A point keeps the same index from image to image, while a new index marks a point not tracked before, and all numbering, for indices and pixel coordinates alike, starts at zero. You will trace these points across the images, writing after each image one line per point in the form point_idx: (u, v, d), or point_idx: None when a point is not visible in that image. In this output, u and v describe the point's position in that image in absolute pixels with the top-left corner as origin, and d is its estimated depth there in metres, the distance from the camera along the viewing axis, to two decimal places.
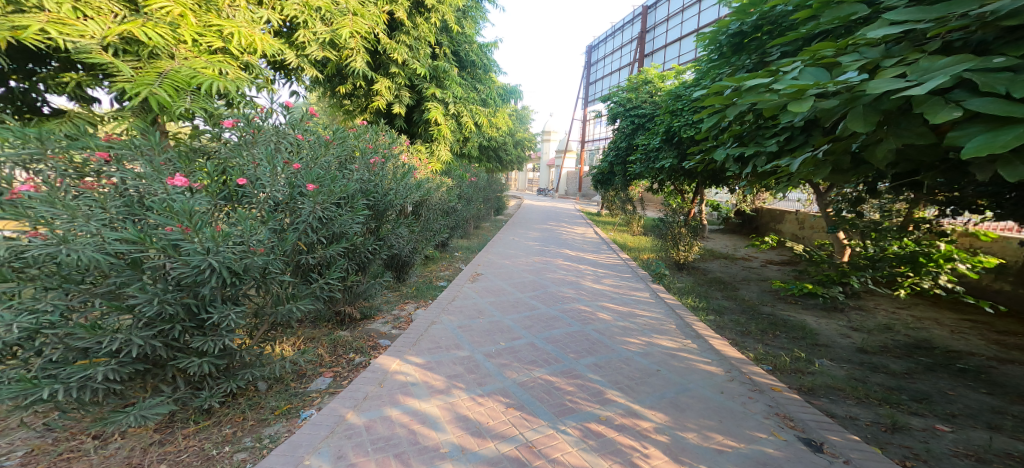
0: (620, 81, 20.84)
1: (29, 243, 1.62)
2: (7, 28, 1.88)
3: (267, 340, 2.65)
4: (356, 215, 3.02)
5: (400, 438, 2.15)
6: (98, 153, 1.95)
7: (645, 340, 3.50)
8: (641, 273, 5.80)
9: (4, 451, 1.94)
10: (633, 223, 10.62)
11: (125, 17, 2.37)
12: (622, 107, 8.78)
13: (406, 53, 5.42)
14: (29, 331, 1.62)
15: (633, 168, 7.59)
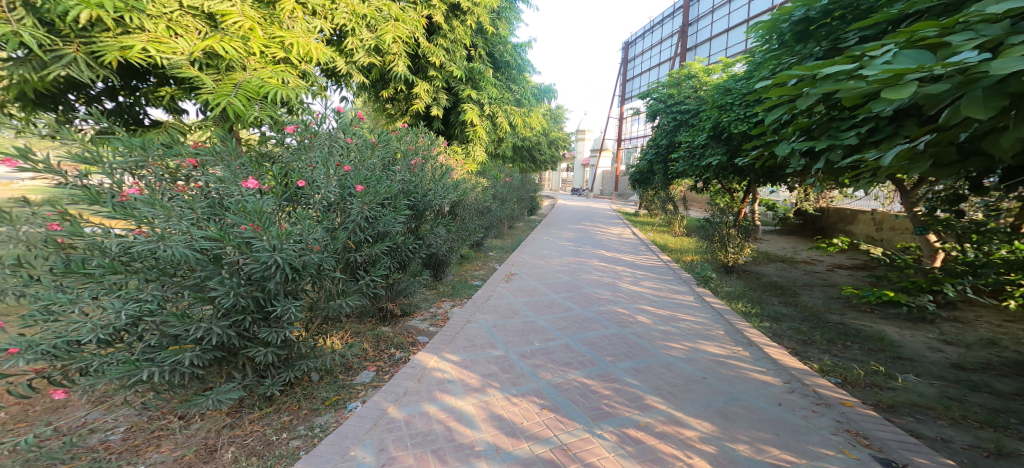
0: (659, 77, 20.22)
1: (135, 240, 1.83)
2: (117, 48, 2.14)
3: (320, 333, 2.79)
4: (399, 214, 3.11)
5: (437, 434, 2.20)
6: (188, 160, 2.16)
7: (689, 345, 3.39)
8: (684, 276, 5.60)
9: (110, 427, 2.23)
10: (674, 223, 10.29)
11: (206, 33, 2.62)
12: (663, 104, 8.51)
13: (444, 56, 5.52)
14: (132, 319, 1.81)
15: (675, 167, 7.34)
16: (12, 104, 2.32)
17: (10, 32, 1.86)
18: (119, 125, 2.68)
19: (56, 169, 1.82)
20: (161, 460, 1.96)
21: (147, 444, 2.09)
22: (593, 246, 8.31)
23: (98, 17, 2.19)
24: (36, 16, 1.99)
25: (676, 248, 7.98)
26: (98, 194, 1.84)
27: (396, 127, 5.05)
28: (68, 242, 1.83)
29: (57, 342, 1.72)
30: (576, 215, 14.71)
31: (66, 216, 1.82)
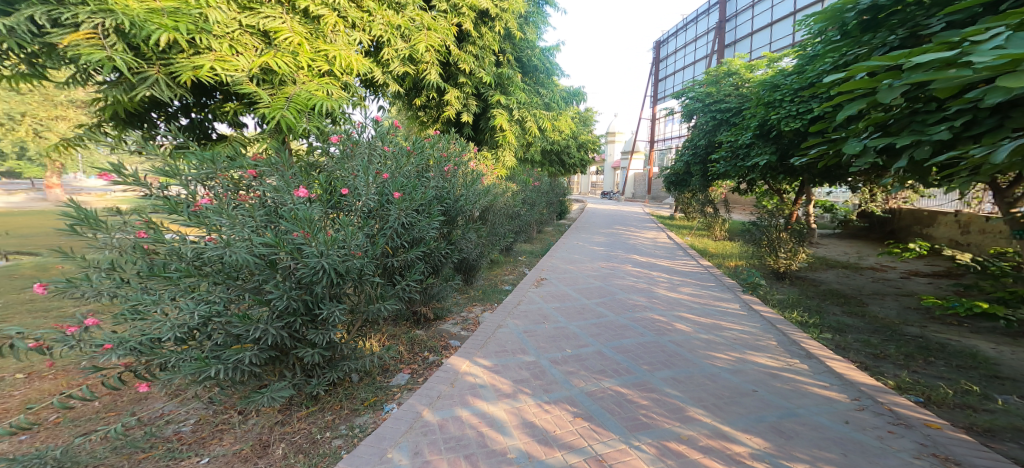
0: (695, 75, 19.64)
1: (206, 247, 1.97)
2: (190, 68, 2.35)
3: (360, 336, 2.84)
4: (432, 220, 3.13)
5: (470, 440, 2.19)
6: (248, 171, 2.30)
7: (736, 356, 3.23)
8: (727, 283, 5.36)
9: (181, 418, 2.39)
10: (713, 226, 9.87)
11: (262, 50, 2.80)
12: (701, 103, 8.23)
13: (474, 63, 5.57)
14: (203, 320, 1.91)
15: (715, 168, 7.07)
16: (107, 123, 2.73)
17: (104, 57, 2.07)
18: (191, 138, 3.03)
19: (141, 182, 2.02)
20: (220, 454, 2.07)
21: (211, 436, 2.22)
22: (626, 250, 8.12)
23: (174, 40, 2.40)
24: (123, 41, 2.21)
25: (715, 253, 7.65)
26: (176, 204, 2.03)
27: (429, 134, 5.14)
28: (152, 247, 2.03)
29: (141, 339, 1.85)
30: (606, 219, 14.41)
31: (148, 224, 2.05)
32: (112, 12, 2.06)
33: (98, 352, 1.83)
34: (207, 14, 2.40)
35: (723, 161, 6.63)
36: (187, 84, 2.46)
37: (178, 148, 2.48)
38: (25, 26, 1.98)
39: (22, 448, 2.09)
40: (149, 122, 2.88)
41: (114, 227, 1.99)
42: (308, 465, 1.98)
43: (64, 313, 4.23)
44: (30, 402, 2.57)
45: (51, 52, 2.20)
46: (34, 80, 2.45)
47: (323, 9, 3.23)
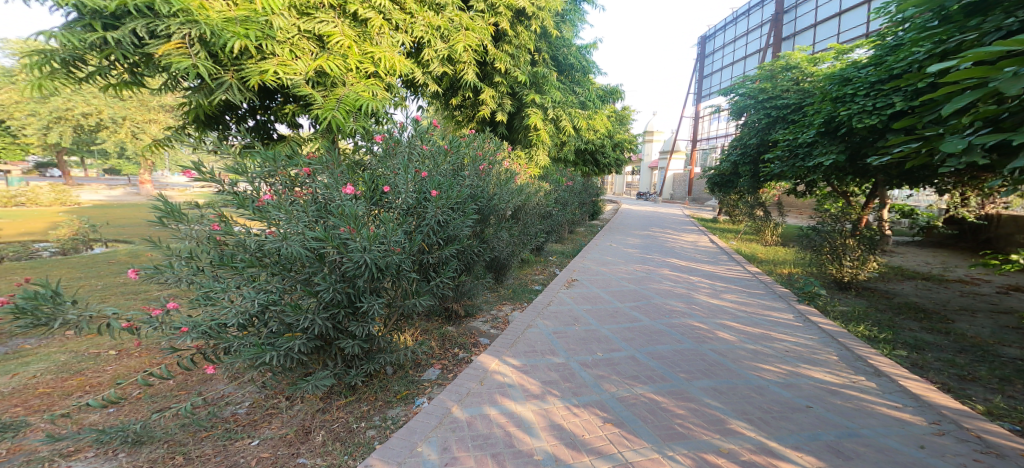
0: (747, 70, 18.71)
1: (267, 239, 2.07)
2: (257, 73, 2.55)
3: (395, 329, 2.87)
4: (467, 219, 3.05)
5: (497, 438, 2.15)
6: (303, 169, 2.41)
7: (788, 369, 3.03)
8: (778, 291, 5.05)
9: (238, 400, 2.53)
10: (764, 231, 9.35)
11: (316, 53, 2.95)
12: (754, 100, 7.82)
13: (510, 62, 5.54)
14: (260, 309, 1.99)
15: (767, 169, 6.68)
16: (190, 126, 3.02)
17: (190, 65, 2.30)
18: (255, 138, 3.28)
19: (216, 179, 2.21)
20: (268, 437, 2.16)
21: (262, 419, 2.33)
22: (662, 254, 7.85)
23: (245, 47, 2.61)
24: (204, 50, 2.43)
25: (763, 259, 7.25)
26: (243, 199, 2.20)
27: (465, 133, 5.16)
28: (223, 239, 2.18)
29: (212, 324, 1.97)
30: (643, 221, 14.03)
31: (221, 217, 2.21)
32: (196, 23, 2.28)
33: (176, 334, 1.99)
34: (271, 21, 2.58)
35: (777, 161, 6.25)
36: (254, 87, 2.65)
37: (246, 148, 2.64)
38: (129, 38, 2.22)
39: (109, 419, 2.30)
40: (224, 124, 3.20)
41: (191, 219, 2.23)
42: (343, 454, 2.03)
43: (146, 296, 4.67)
44: (120, 377, 2.85)
45: (149, 61, 2.48)
46: (133, 87, 2.76)
47: (370, 12, 3.32)
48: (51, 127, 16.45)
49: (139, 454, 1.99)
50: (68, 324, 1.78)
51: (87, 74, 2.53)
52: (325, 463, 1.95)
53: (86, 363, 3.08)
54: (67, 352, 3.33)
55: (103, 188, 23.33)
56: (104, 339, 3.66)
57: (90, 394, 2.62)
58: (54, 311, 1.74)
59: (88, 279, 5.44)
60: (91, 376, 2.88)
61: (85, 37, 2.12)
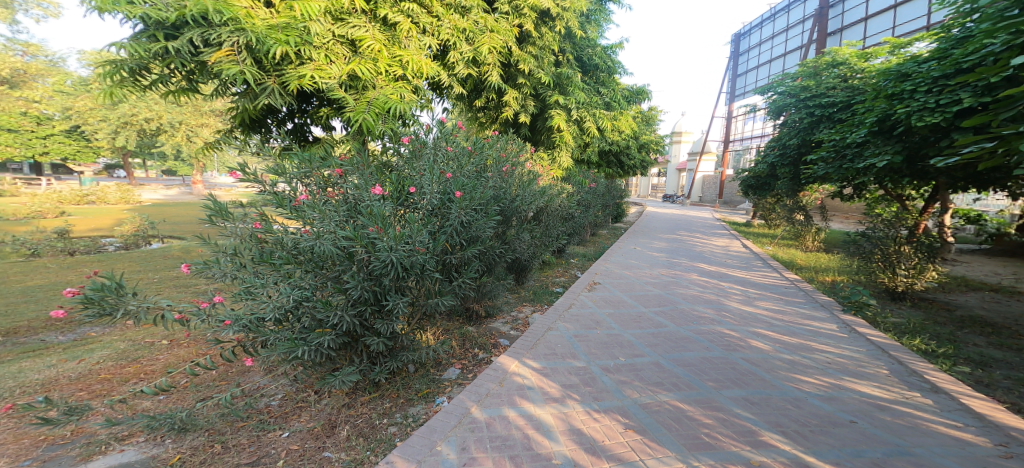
0: (788, 68, 17.99)
1: (303, 238, 2.15)
2: (296, 77, 2.67)
3: (418, 328, 2.89)
4: (489, 220, 3.01)
5: (515, 441, 2.13)
6: (336, 170, 2.50)
7: (830, 381, 2.88)
8: (819, 300, 4.81)
9: (271, 392, 2.61)
10: (803, 235, 8.94)
11: (348, 58, 3.05)
12: (795, 98, 7.54)
13: (534, 63, 5.51)
14: (294, 304, 2.05)
15: (810, 170, 6.40)
16: (236, 129, 3.21)
17: (238, 71, 2.45)
18: (292, 140, 3.43)
19: (257, 179, 2.34)
20: (298, 430, 2.22)
21: (292, 412, 2.40)
22: (690, 258, 7.64)
23: (286, 53, 2.75)
24: (251, 56, 2.57)
25: (802, 266, 6.95)
26: (281, 198, 2.33)
27: (489, 134, 5.19)
28: (263, 237, 2.30)
29: (252, 318, 2.04)
30: (670, 224, 13.71)
31: (262, 216, 2.32)
32: (242, 31, 2.39)
33: (221, 326, 2.07)
34: (308, 27, 2.67)
35: (822, 162, 6.05)
36: (292, 91, 2.77)
37: (284, 150, 2.83)
38: (187, 47, 2.39)
39: (159, 406, 2.44)
40: (266, 127, 3.36)
41: (237, 218, 2.34)
42: (366, 450, 2.05)
43: (194, 290, 4.95)
44: (170, 365, 3.03)
45: (203, 68, 2.65)
46: (189, 93, 2.98)
47: (399, 16, 3.38)
48: (118, 131, 18.46)
49: (183, 440, 2.10)
50: (130, 314, 1.90)
51: (151, 82, 2.76)
52: (349, 458, 1.98)
53: (142, 352, 3.29)
54: (126, 341, 3.60)
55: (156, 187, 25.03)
56: (157, 330, 3.91)
57: (145, 381, 2.79)
58: (117, 302, 1.86)
59: (147, 272, 5.85)
60: (146, 364, 3.08)
61: (150, 47, 2.31)
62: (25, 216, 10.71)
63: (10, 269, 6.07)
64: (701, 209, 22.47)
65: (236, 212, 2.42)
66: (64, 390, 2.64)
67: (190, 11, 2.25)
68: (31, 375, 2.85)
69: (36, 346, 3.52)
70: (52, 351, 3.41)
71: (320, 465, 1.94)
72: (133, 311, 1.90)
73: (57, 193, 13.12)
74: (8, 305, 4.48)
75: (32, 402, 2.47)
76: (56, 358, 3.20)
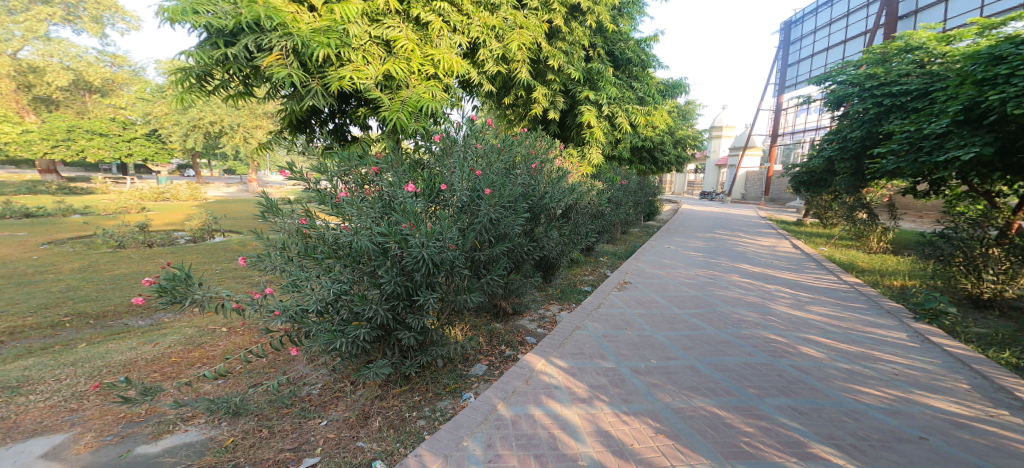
0: (850, 55, 16.70)
1: (342, 233, 2.25)
2: (336, 79, 2.82)
3: (447, 323, 2.92)
4: (518, 216, 2.99)
5: (542, 440, 2.12)
6: (372, 168, 2.63)
7: (897, 394, 2.67)
8: (886, 307, 4.46)
9: (311, 380, 2.73)
10: (866, 236, 8.31)
11: (383, 58, 3.16)
12: (859, 87, 7.04)
13: (563, 59, 5.40)
14: (335, 297, 2.13)
15: (876, 165, 5.94)
16: (285, 130, 3.43)
17: (286, 74, 2.64)
18: (333, 140, 3.59)
19: (303, 177, 2.49)
20: (335, 418, 2.32)
21: (330, 401, 2.50)
22: (731, 259, 7.31)
23: (328, 56, 2.92)
24: (297, 59, 2.77)
25: (863, 268, 6.49)
26: (324, 195, 2.44)
27: (517, 132, 5.17)
28: (308, 232, 2.40)
29: (297, 308, 2.15)
30: (709, 223, 13.15)
31: (307, 213, 2.44)
32: (290, 35, 2.61)
33: (271, 316, 2.20)
34: (347, 29, 2.86)
35: (891, 156, 5.46)
36: (333, 91, 2.94)
37: (326, 147, 3.22)
38: (243, 53, 2.61)
39: (218, 390, 2.63)
40: (311, 128, 3.58)
41: (285, 214, 2.49)
42: (396, 441, 2.11)
43: (250, 281, 5.28)
44: (229, 352, 3.25)
45: (256, 73, 2.88)
46: (246, 97, 3.22)
47: (430, 15, 3.42)
48: (186, 135, 19.92)
49: (237, 424, 2.25)
50: (196, 302, 2.08)
51: (214, 86, 3.04)
52: (380, 449, 2.04)
53: (206, 338, 3.55)
54: (192, 327, 3.89)
55: (214, 185, 26.91)
56: (219, 318, 4.21)
57: (208, 366, 3.00)
58: (186, 291, 2.04)
59: (211, 264, 6.31)
60: (209, 349, 3.33)
61: (214, 53, 2.57)
62: (111, 211, 11.88)
63: (101, 258, 6.77)
64: (744, 207, 21.46)
65: (285, 208, 2.57)
66: (141, 372, 2.89)
67: (246, 17, 2.48)
68: (116, 356, 3.15)
69: (119, 329, 3.88)
70: (133, 334, 3.77)
71: (354, 454, 2.01)
72: (199, 300, 2.08)
73: (142, 189, 14.47)
74: (97, 291, 4.98)
75: (113, 381, 2.72)
76: (135, 341, 3.52)
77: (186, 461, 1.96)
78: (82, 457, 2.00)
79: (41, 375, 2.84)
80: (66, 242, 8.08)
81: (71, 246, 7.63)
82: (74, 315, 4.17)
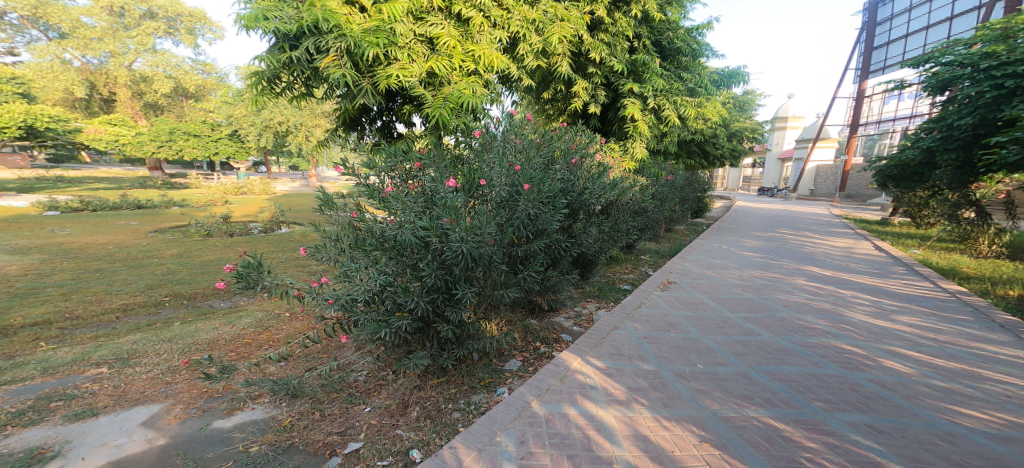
0: (957, 32, 14.48)
1: (389, 227, 2.35)
2: (385, 78, 2.93)
3: (484, 318, 2.94)
4: (557, 212, 2.92)
5: (576, 440, 2.08)
6: (415, 164, 2.74)
7: (1008, 419, 2.34)
8: (998, 320, 3.91)
9: (357, 367, 2.86)
10: (977, 239, 7.36)
11: (427, 56, 3.22)
12: (971, 67, 6.09)
13: (605, 51, 5.23)
14: (380, 288, 2.22)
15: (991, 157, 5.18)
16: (339, 129, 3.64)
17: (340, 74, 2.79)
18: (381, 137, 3.73)
19: (355, 172, 2.63)
20: (377, 405, 2.41)
21: (374, 388, 2.61)
22: (795, 260, 6.75)
23: (377, 56, 3.03)
24: (351, 59, 2.91)
25: (970, 276, 5.74)
26: (373, 190, 2.58)
27: (556, 126, 5.09)
28: (358, 225, 2.52)
29: (347, 298, 2.26)
30: (770, 221, 12.24)
31: (358, 206, 2.56)
32: (344, 36, 2.74)
33: (326, 304, 2.34)
34: (394, 28, 2.95)
35: (1015, 145, 4.72)
36: (382, 90, 3.07)
37: (375, 144, 3.38)
38: (305, 55, 2.79)
39: (281, 371, 2.84)
40: (362, 126, 3.75)
41: (339, 207, 2.63)
42: (432, 432, 2.16)
43: (311, 270, 5.65)
44: (290, 336, 3.50)
45: (315, 74, 3.06)
46: (306, 98, 3.44)
47: (471, 11, 3.44)
48: (257, 135, 21.66)
49: (294, 405, 2.42)
50: (266, 288, 2.25)
51: (282, 88, 3.29)
52: (417, 439, 2.10)
53: (272, 322, 3.85)
54: (260, 311, 4.24)
55: (281, 181, 29.06)
56: (286, 303, 4.55)
57: (273, 348, 3.26)
58: (257, 278, 2.21)
59: (277, 253, 6.84)
60: (275, 332, 3.60)
61: (281, 56, 2.77)
62: (202, 203, 13.29)
63: (193, 245, 7.60)
64: (812, 204, 19.77)
65: (338, 202, 2.70)
66: (220, 351, 3.19)
67: (306, 21, 2.63)
68: (202, 335, 3.51)
69: (205, 310, 4.32)
70: (214, 315, 4.18)
71: (393, 442, 2.08)
72: (268, 286, 2.25)
73: (226, 184, 16.03)
74: (189, 275, 5.58)
75: (199, 358, 3.01)
76: (217, 322, 3.89)
77: (253, 437, 2.13)
78: (172, 427, 2.24)
79: (145, 349, 3.21)
80: (168, 230, 9.13)
81: (171, 234, 8.62)
82: (171, 296, 4.70)
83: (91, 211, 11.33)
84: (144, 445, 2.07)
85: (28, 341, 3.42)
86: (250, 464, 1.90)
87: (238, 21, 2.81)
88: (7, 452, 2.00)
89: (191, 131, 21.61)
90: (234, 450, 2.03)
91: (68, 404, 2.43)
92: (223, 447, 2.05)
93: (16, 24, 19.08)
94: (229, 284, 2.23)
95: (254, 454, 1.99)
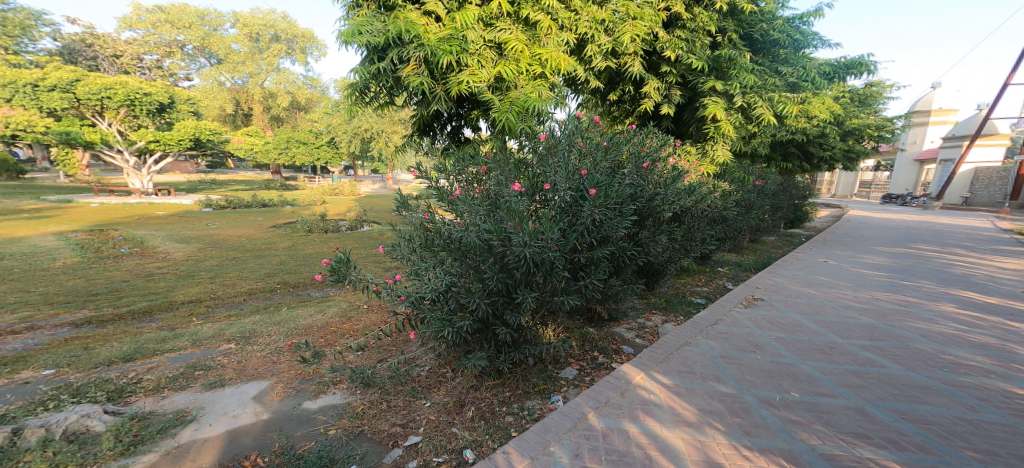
0: None
1: (456, 228, 2.47)
2: (457, 85, 3.10)
3: (542, 323, 2.91)
4: (624, 219, 2.77)
5: (636, 459, 1.96)
6: (482, 168, 2.85)
7: None
8: None
9: (419, 362, 3.02)
10: None
11: (496, 61, 3.33)
12: None
13: (684, 48, 4.87)
14: (445, 287, 2.32)
15: None
16: (414, 134, 3.92)
17: (418, 81, 3.02)
18: (451, 141, 3.96)
19: (428, 175, 2.80)
20: (436, 402, 2.52)
21: (434, 384, 2.73)
22: (938, 283, 5.56)
23: (450, 63, 3.20)
24: (427, 68, 3.12)
25: None
26: (443, 192, 2.76)
27: (623, 128, 4.92)
28: (429, 225, 2.67)
29: (415, 295, 2.39)
30: (898, 234, 10.29)
31: (429, 208, 2.74)
32: (422, 46, 2.95)
33: (397, 299, 2.49)
34: (466, 36, 3.09)
35: None
36: (453, 95, 3.25)
37: (444, 150, 3.64)
38: (389, 65, 3.05)
39: (358, 360, 3.11)
40: (434, 131, 4.01)
41: (413, 208, 2.81)
42: (485, 433, 2.20)
43: (389, 267, 6.09)
44: (366, 327, 3.84)
45: (396, 83, 3.33)
46: (388, 106, 3.77)
47: (539, 14, 3.49)
48: (354, 143, 24.02)
49: (366, 393, 2.63)
50: (351, 282, 2.50)
51: (369, 98, 3.64)
52: (471, 438, 2.15)
53: (353, 313, 4.25)
54: (343, 302, 4.70)
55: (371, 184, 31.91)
56: (368, 297, 4.98)
57: (352, 337, 3.60)
58: (346, 272, 2.47)
59: (363, 249, 7.55)
60: (355, 322, 3.96)
61: (370, 67, 3.09)
62: (308, 203, 15.15)
63: (300, 239, 8.72)
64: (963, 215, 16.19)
65: (412, 203, 2.90)
66: (312, 336, 3.61)
67: (392, 33, 2.87)
68: (302, 320, 4.00)
69: (304, 298, 4.92)
70: (308, 303, 4.74)
71: (449, 439, 2.16)
72: (353, 280, 2.50)
73: (327, 186, 18.01)
74: (295, 265, 6.41)
75: (298, 342, 3.43)
76: (313, 309, 4.42)
77: (332, 420, 2.36)
78: (274, 403, 2.57)
79: (260, 330, 3.75)
80: (282, 225, 10.61)
81: (284, 229, 10.02)
82: (282, 283, 5.44)
83: (233, 208, 13.65)
84: (252, 418, 2.41)
85: (185, 315, 4.21)
86: (328, 446, 2.11)
87: (338, 38, 3.17)
88: (162, 411, 2.45)
89: (302, 140, 24.81)
90: (316, 431, 2.27)
91: (205, 374, 2.93)
92: (309, 427, 2.31)
93: (191, 54, 23.92)
94: (324, 276, 2.54)
95: (331, 437, 2.20)
